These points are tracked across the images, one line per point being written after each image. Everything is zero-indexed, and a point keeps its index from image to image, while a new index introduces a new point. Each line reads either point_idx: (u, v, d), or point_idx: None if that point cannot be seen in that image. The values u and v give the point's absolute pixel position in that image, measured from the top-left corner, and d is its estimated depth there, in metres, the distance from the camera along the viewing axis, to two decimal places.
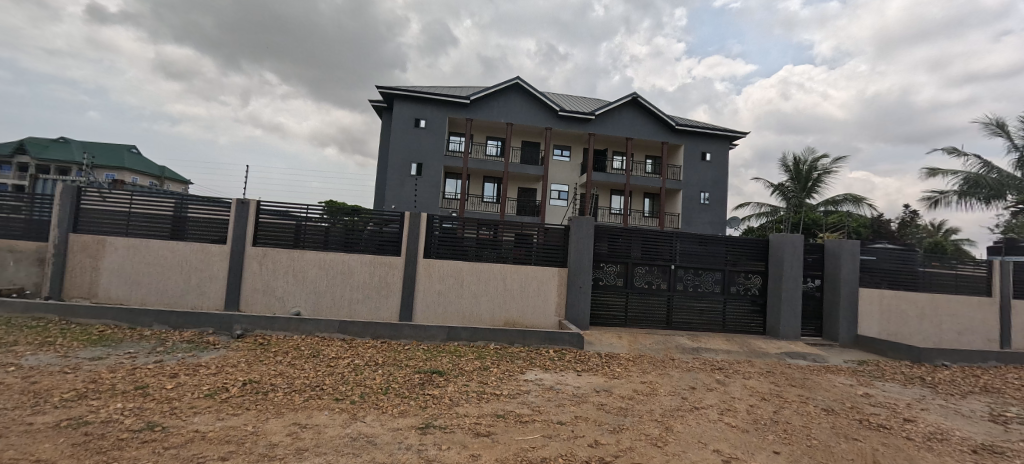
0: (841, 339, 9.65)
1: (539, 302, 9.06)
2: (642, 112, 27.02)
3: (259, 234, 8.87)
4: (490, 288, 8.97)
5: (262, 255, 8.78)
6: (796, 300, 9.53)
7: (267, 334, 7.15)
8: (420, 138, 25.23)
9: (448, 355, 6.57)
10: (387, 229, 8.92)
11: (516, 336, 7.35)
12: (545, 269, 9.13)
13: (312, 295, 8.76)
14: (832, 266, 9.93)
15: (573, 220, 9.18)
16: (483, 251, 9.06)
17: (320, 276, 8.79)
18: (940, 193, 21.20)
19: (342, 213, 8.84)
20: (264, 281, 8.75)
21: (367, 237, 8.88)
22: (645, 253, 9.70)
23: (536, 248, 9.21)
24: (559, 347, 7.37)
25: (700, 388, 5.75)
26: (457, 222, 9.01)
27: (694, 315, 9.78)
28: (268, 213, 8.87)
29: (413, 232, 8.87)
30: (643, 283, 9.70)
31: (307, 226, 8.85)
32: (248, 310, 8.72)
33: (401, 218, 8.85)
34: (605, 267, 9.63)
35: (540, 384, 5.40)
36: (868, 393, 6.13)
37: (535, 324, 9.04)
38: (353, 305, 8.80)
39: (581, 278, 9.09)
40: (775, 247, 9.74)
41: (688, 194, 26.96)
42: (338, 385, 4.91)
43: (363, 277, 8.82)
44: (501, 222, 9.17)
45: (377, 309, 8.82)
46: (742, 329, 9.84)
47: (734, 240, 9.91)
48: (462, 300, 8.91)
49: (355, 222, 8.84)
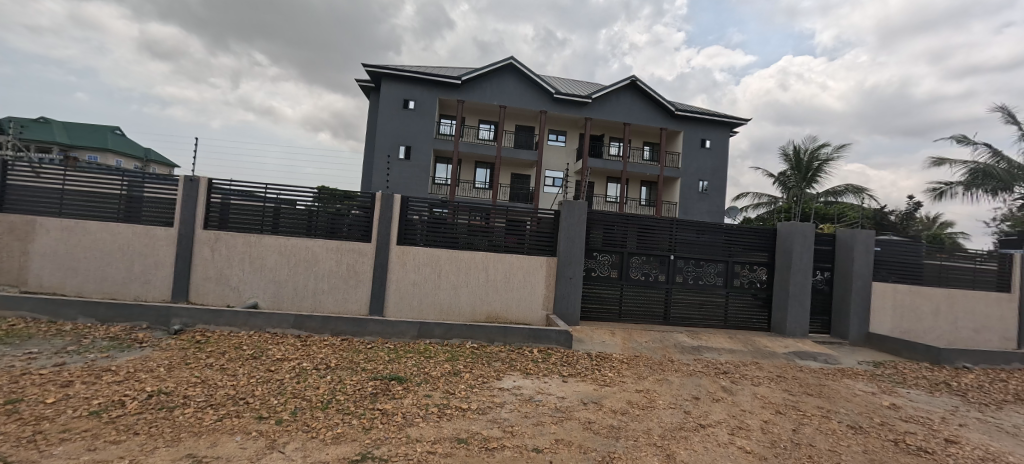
0: (852, 337, 8.88)
1: (524, 294, 8.20)
2: (640, 96, 26.02)
3: (216, 216, 7.92)
4: (470, 279, 8.09)
5: (214, 240, 7.84)
6: (805, 295, 8.74)
7: (210, 329, 6.26)
8: (407, 119, 24.13)
9: (415, 356, 5.70)
10: (358, 213, 7.97)
11: (496, 333, 6.50)
12: (532, 259, 8.25)
13: (271, 284, 7.84)
14: (844, 258, 9.13)
15: (564, 204, 8.27)
16: (468, 238, 8.16)
17: (280, 263, 7.86)
18: (946, 183, 20.48)
19: (336, 198, 7.86)
20: (217, 269, 7.82)
21: (335, 221, 7.95)
22: (642, 242, 8.86)
23: (529, 236, 8.34)
24: (543, 346, 6.54)
25: (705, 399, 4.91)
26: (450, 208, 8.10)
27: (694, 309, 8.98)
28: (226, 192, 7.93)
29: (385, 216, 7.94)
30: (639, 274, 8.85)
31: (286, 209, 7.93)
32: (199, 301, 7.82)
33: (373, 200, 7.93)
34: (599, 257, 8.77)
35: (518, 395, 4.55)
36: (895, 404, 5.31)
37: (520, 319, 8.18)
38: (318, 296, 7.90)
39: (572, 268, 8.22)
40: (784, 237, 8.92)
41: (686, 183, 26.12)
42: (269, 397, 4.04)
43: (329, 265, 7.91)
44: (495, 208, 8.26)
45: (346, 301, 7.92)
46: (746, 326, 9.05)
47: (740, 228, 9.08)
48: (440, 292, 8.03)
49: (341, 207, 7.90)
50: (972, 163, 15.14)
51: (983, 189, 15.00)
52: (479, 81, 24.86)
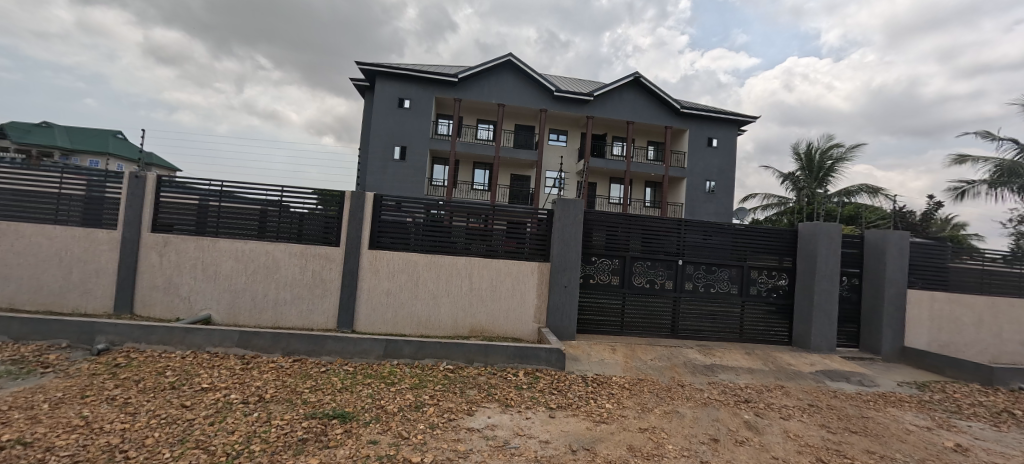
0: (884, 352, 7.87)
1: (513, 305, 7.23)
2: (644, 93, 25.06)
3: (164, 218, 7.03)
4: (452, 287, 7.14)
5: (162, 244, 6.95)
6: (832, 304, 7.75)
7: (140, 349, 5.36)
8: (402, 118, 23.28)
9: (374, 383, 4.75)
10: (323, 214, 7.07)
11: (476, 353, 5.57)
12: (523, 264, 7.29)
13: (226, 294, 6.92)
14: (874, 263, 8.14)
15: (557, 202, 7.32)
16: (461, 243, 7.24)
17: (237, 270, 6.95)
18: (968, 182, 19.36)
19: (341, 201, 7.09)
20: (165, 277, 6.93)
21: (300, 222, 7.06)
22: (647, 244, 7.91)
23: (530, 239, 7.39)
24: (531, 367, 5.58)
25: (725, 442, 3.94)
26: (446, 210, 7.22)
27: (705, 321, 7.99)
28: (177, 190, 7.07)
29: (355, 217, 7.04)
30: (643, 281, 7.89)
31: (249, 209, 7.06)
32: (144, 314, 6.93)
33: (342, 199, 7.07)
34: (598, 262, 7.81)
35: (489, 440, 3.61)
36: (961, 445, 4.30)
37: (509, 332, 7.23)
38: (279, 307, 6.96)
39: (567, 275, 7.25)
40: (807, 239, 7.95)
41: (692, 183, 25.11)
42: (160, 450, 3.15)
43: (292, 272, 6.99)
44: (494, 209, 7.38)
45: (310, 313, 6.98)
46: (764, 339, 8.05)
47: (757, 230, 8.12)
48: (417, 302, 7.09)
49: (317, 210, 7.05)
50: (998, 160, 14.05)
51: (1010, 188, 13.76)
52: (477, 79, 24.03)
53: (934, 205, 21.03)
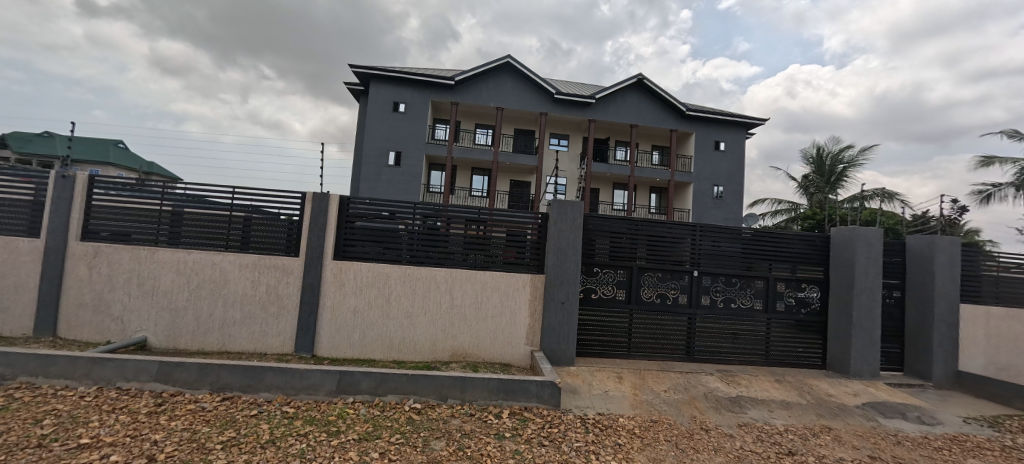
0: (936, 378, 6.78)
1: (502, 325, 6.19)
2: (647, 95, 24.13)
3: (107, 226, 6.06)
4: (430, 304, 6.10)
5: (92, 256, 5.96)
6: (874, 322, 6.67)
7: (36, 385, 4.34)
8: (397, 122, 22.40)
9: (313, 433, 3.72)
10: (281, 221, 6.09)
11: (451, 387, 4.52)
12: (514, 277, 6.25)
13: (165, 314, 5.92)
14: (920, 273, 7.08)
15: (552, 204, 6.33)
16: (446, 251, 6.25)
17: (178, 285, 5.95)
18: (994, 186, 18.25)
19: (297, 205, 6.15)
20: (95, 293, 5.93)
21: (257, 227, 6.08)
22: (656, 253, 6.88)
23: (530, 247, 6.39)
24: (518, 406, 4.54)
25: None
26: (444, 217, 6.31)
27: (726, 341, 6.90)
28: (111, 192, 6.10)
29: (318, 223, 6.06)
30: (653, 295, 6.84)
31: (195, 214, 6.08)
32: (70, 337, 5.93)
33: (304, 200, 6.13)
34: (600, 273, 6.77)
35: None
36: None
37: (496, 357, 6.17)
38: (226, 329, 5.93)
39: (564, 289, 6.21)
40: (841, 246, 6.91)
41: (699, 188, 24.07)
42: None
43: (243, 288, 5.97)
44: (480, 213, 6.37)
45: (263, 335, 5.94)
46: (794, 362, 6.95)
47: (782, 236, 7.10)
48: (388, 322, 6.05)
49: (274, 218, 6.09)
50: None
51: None
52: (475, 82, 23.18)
53: (957, 209, 19.81)
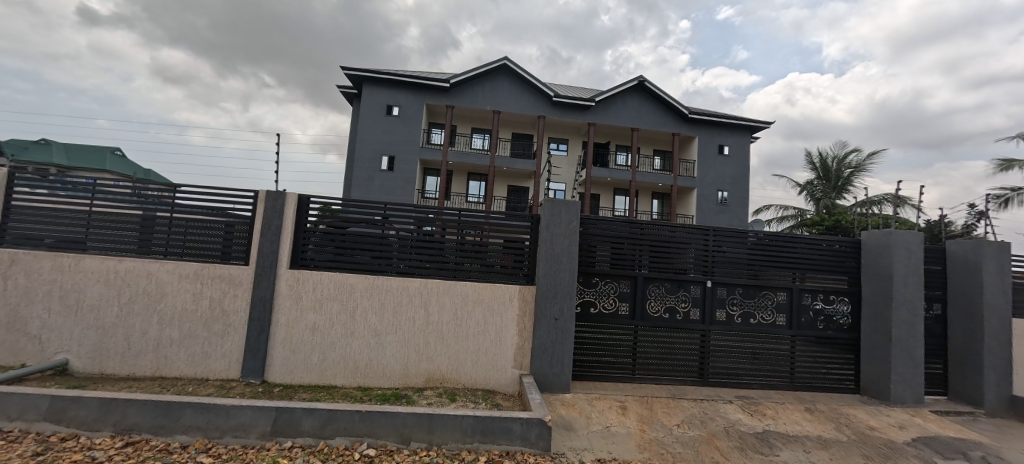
0: (988, 405, 5.91)
1: (486, 345, 5.31)
2: (648, 98, 23.42)
3: (51, 232, 5.20)
4: (402, 321, 5.23)
5: (8, 265, 5.11)
6: (916, 340, 5.80)
7: None
8: (390, 126, 21.63)
9: None
10: (230, 225, 5.28)
11: (416, 428, 3.66)
12: (500, 289, 5.38)
13: (92, 333, 5.06)
14: (964, 284, 6.22)
15: (544, 204, 5.48)
16: (423, 260, 5.40)
17: (107, 298, 5.09)
18: (1012, 190, 17.44)
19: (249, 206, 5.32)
20: (10, 309, 5.07)
21: (208, 231, 5.29)
22: (663, 261, 6.02)
23: (518, 255, 5.54)
24: (496, 452, 3.67)
25: None
26: (439, 222, 5.51)
27: (746, 362, 6.01)
28: (33, 191, 5.25)
29: (273, 227, 5.22)
30: (661, 310, 5.97)
31: (131, 216, 5.26)
32: None
33: (256, 201, 5.29)
34: (600, 285, 5.90)
35: None
36: None
37: (479, 383, 5.28)
38: (163, 351, 5.06)
39: (558, 303, 5.34)
40: (875, 253, 6.08)
41: (704, 194, 23.21)
42: None
43: (182, 302, 5.11)
44: (460, 215, 5.53)
45: (204, 357, 5.07)
46: (822, 386, 6.07)
47: (807, 241, 6.25)
48: (353, 342, 5.18)
49: (223, 221, 5.28)
50: None
51: None
52: (471, 84, 22.47)
53: (973, 213, 18.89)
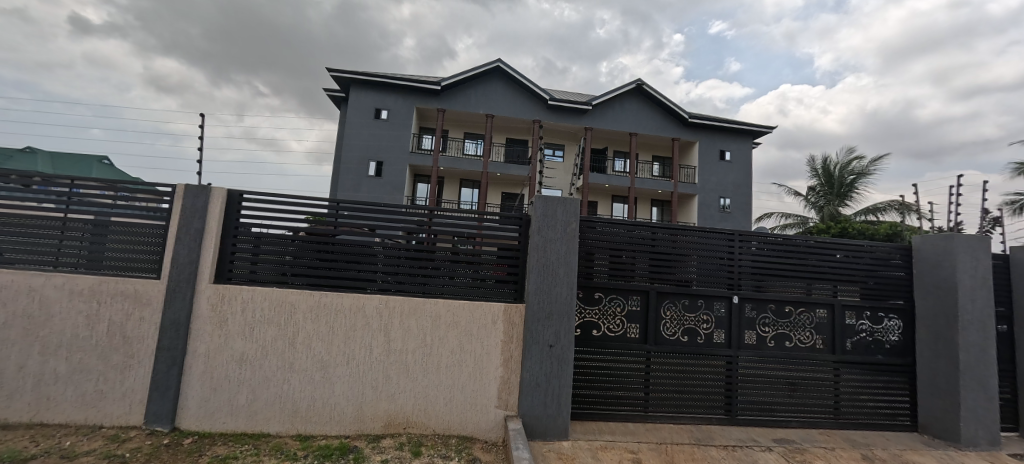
0: None
1: (462, 380, 4.21)
2: (647, 102, 22.58)
3: None
4: (355, 349, 4.14)
5: None
6: (987, 368, 4.78)
7: None
8: (377, 129, 20.60)
9: None
10: (143, 229, 4.19)
11: None
12: (481, 308, 4.30)
13: None
14: None
15: (535, 202, 4.43)
16: (395, 273, 4.34)
17: None
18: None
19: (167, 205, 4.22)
20: None
21: (119, 235, 4.20)
22: (679, 274, 4.98)
23: (504, 266, 4.48)
24: None
25: None
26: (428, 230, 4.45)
27: (782, 396, 4.94)
28: None
29: (194, 230, 4.13)
30: (678, 332, 4.91)
31: (14, 217, 4.14)
32: None
33: (174, 198, 4.19)
34: (604, 302, 4.84)
35: None
36: None
37: (453, 429, 4.17)
38: (44, 390, 3.93)
39: (553, 327, 4.26)
40: (931, 263, 5.07)
41: (705, 201, 22.26)
42: None
43: (72, 327, 3.99)
44: (432, 217, 4.46)
45: (100, 399, 3.95)
46: (873, 425, 5.01)
47: (850, 249, 5.24)
48: (294, 377, 4.07)
49: (135, 224, 4.20)
50: None
51: None
52: (463, 87, 21.54)
53: (987, 220, 18.01)
